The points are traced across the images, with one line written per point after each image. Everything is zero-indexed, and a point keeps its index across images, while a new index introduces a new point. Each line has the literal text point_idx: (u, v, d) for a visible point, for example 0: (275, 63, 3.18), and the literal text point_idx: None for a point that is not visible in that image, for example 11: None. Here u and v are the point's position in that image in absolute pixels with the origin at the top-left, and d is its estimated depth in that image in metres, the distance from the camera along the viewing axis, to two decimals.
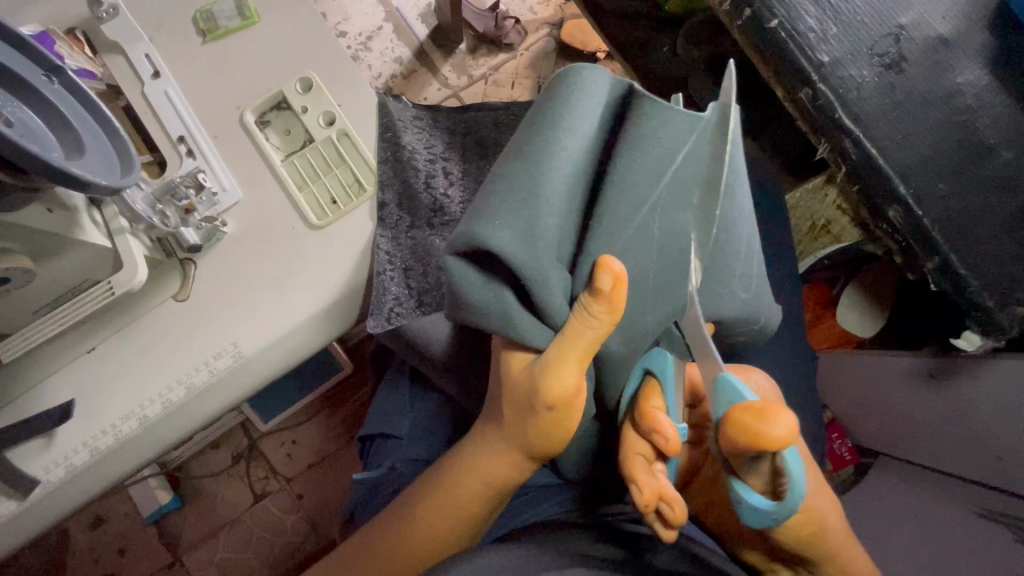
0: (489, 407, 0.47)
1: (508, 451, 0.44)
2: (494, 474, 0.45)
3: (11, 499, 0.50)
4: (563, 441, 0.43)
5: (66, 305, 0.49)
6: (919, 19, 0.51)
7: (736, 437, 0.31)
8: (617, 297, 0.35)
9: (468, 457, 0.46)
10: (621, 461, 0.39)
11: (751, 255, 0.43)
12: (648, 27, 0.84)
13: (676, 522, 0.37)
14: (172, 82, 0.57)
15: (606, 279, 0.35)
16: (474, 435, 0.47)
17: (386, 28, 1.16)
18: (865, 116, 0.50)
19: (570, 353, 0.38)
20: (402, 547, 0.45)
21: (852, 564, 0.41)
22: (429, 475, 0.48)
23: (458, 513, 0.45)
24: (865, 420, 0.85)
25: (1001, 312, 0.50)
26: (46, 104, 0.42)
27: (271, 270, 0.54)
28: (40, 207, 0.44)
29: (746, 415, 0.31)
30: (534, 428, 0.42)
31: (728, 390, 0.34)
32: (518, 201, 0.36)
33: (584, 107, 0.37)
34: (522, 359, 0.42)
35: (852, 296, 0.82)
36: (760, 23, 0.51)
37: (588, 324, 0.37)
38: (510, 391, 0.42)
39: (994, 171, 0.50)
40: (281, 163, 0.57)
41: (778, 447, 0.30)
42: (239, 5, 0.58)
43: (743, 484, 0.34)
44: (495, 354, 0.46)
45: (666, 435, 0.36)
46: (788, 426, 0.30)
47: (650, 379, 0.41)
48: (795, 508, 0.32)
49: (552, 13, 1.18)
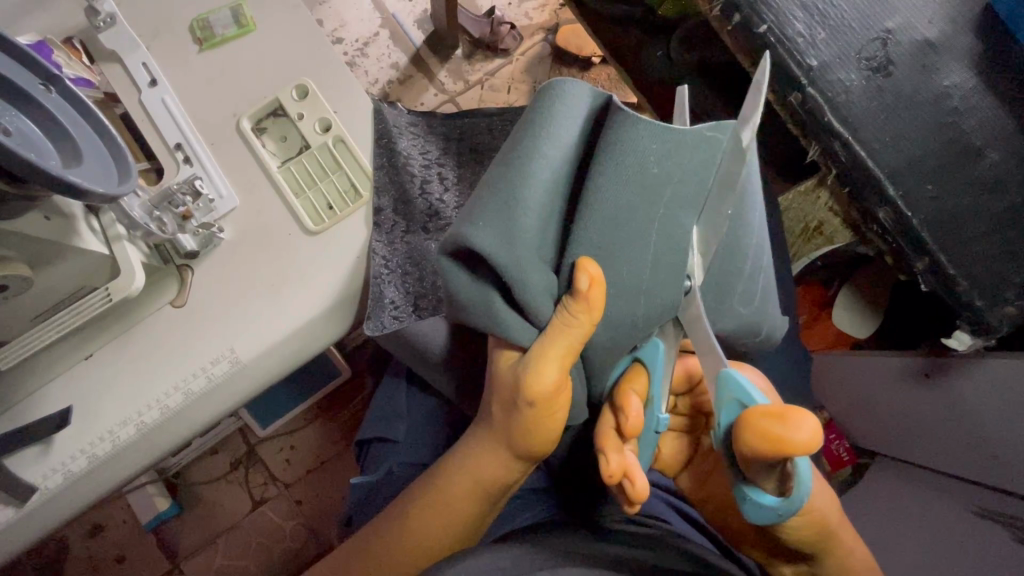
0: (483, 408, 0.47)
1: (499, 450, 0.44)
2: (485, 475, 0.45)
3: (8, 506, 0.50)
4: (548, 442, 0.42)
5: (63, 312, 0.49)
6: (906, 23, 0.52)
7: (755, 444, 0.31)
8: (597, 299, 0.36)
9: (463, 458, 0.46)
10: (595, 435, 0.39)
11: (753, 265, 0.43)
12: (641, 32, 0.85)
13: (637, 498, 0.36)
14: (168, 90, 0.57)
15: (588, 282, 0.36)
16: (468, 435, 0.47)
17: (381, 34, 1.17)
18: (853, 119, 0.51)
19: (552, 351, 0.38)
20: (398, 549, 0.45)
21: (853, 559, 0.41)
22: (424, 477, 0.48)
23: (451, 514, 0.45)
24: (860, 420, 0.85)
25: (990, 311, 0.51)
26: (42, 112, 0.42)
27: (268, 276, 0.55)
28: (38, 215, 0.44)
29: (767, 421, 0.31)
30: (521, 428, 0.41)
31: (736, 389, 0.34)
32: (510, 208, 0.37)
33: (565, 119, 0.38)
34: (509, 357, 0.42)
35: (847, 297, 0.81)
36: (751, 28, 0.52)
37: (570, 322, 0.37)
38: (499, 390, 0.43)
39: (982, 172, 0.51)
40: (277, 169, 0.57)
41: (802, 452, 0.30)
42: (235, 14, 0.58)
43: (755, 487, 0.34)
44: (488, 355, 0.46)
45: (630, 415, 0.37)
46: (812, 432, 0.30)
47: (637, 365, 0.41)
48: (800, 506, 0.33)
49: (547, 18, 1.19)
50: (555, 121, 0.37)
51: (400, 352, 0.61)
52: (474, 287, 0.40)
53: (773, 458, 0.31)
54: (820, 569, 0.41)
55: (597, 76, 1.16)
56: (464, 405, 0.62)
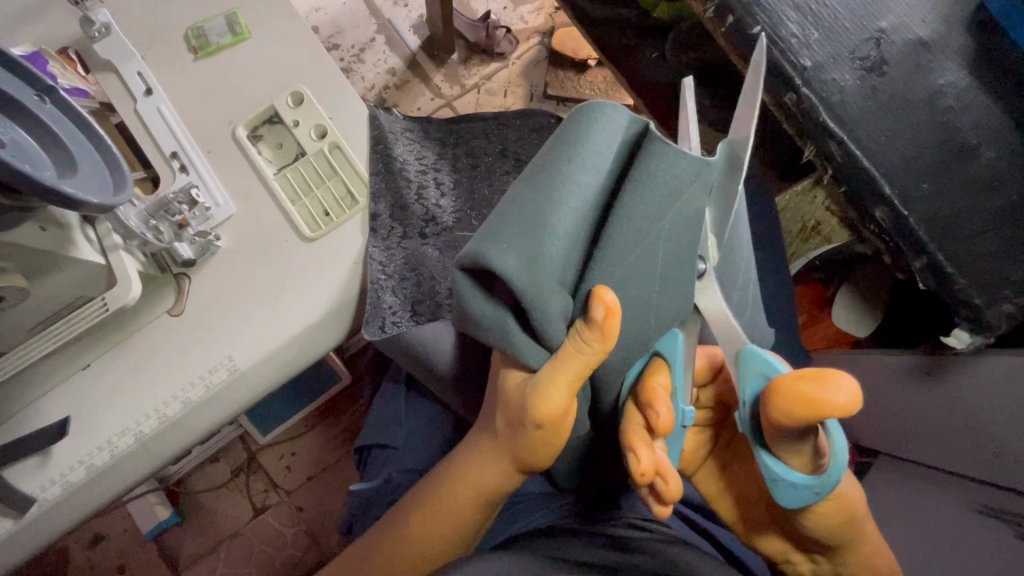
0: (485, 419, 0.47)
1: (502, 461, 0.44)
2: (486, 485, 0.45)
3: (7, 518, 0.50)
4: (549, 457, 0.42)
5: (60, 323, 0.49)
6: (899, 23, 0.52)
7: (793, 409, 0.30)
8: (610, 329, 0.36)
9: (464, 470, 0.45)
10: (622, 431, 0.38)
11: (744, 284, 0.44)
12: (637, 34, 0.85)
13: (670, 498, 0.36)
14: (164, 99, 0.57)
15: (605, 313, 0.36)
16: (468, 445, 0.47)
17: (378, 40, 1.17)
18: (849, 119, 0.51)
19: (561, 373, 0.38)
20: (402, 560, 0.45)
21: (874, 555, 0.41)
22: (422, 487, 0.47)
23: (453, 524, 0.45)
24: (864, 419, 0.85)
25: (989, 309, 0.50)
26: (37, 123, 0.42)
27: (264, 287, 0.55)
28: (33, 226, 0.44)
29: (803, 384, 0.30)
30: (522, 441, 0.41)
31: (768, 365, 0.34)
32: (534, 232, 0.37)
33: (601, 145, 0.39)
34: (517, 376, 0.42)
35: (845, 296, 0.82)
36: (744, 29, 0.52)
37: (582, 347, 0.37)
38: (503, 402, 0.42)
39: (978, 170, 0.50)
40: (274, 176, 0.58)
41: (839, 414, 0.29)
42: (229, 22, 0.59)
43: (784, 462, 0.34)
44: (493, 369, 0.46)
45: (660, 415, 0.36)
46: (852, 392, 0.30)
47: (658, 360, 0.40)
48: (838, 484, 0.33)
49: (543, 22, 1.19)
50: (583, 147, 0.39)
51: (403, 357, 0.60)
52: (473, 290, 0.40)
53: (810, 423, 0.30)
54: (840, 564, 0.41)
55: (594, 79, 1.16)
56: (465, 410, 0.61)
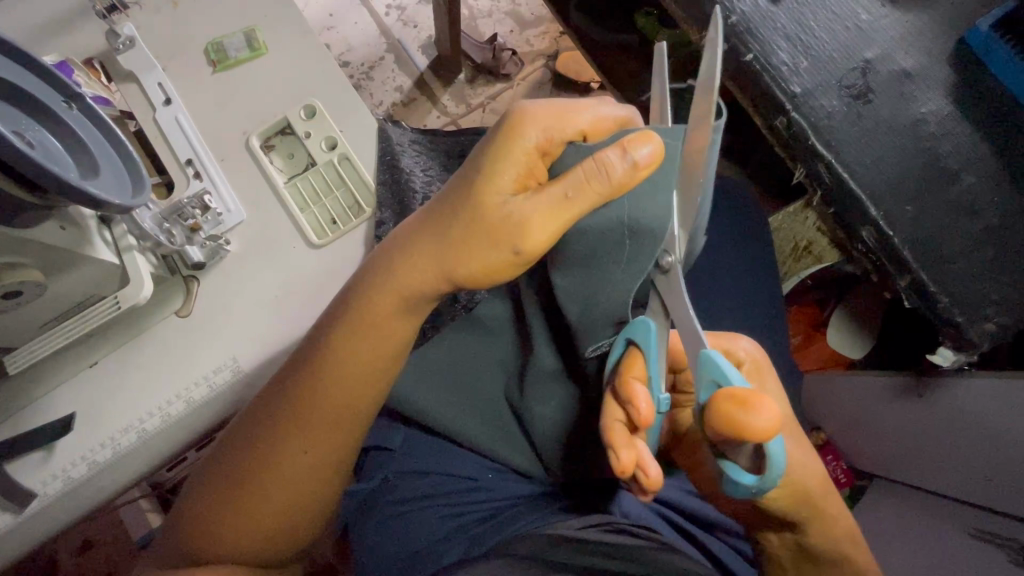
0: (382, 330, 0.42)
1: (443, 236, 0.39)
2: (433, 253, 0.39)
3: (7, 512, 0.51)
4: (537, 244, 0.36)
5: (73, 320, 0.52)
6: (884, 54, 0.55)
7: (716, 424, 0.31)
8: (645, 171, 0.34)
9: (338, 348, 0.42)
10: (601, 429, 0.38)
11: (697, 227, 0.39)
12: (637, 59, 0.89)
13: (650, 488, 0.35)
14: (182, 109, 0.59)
15: (638, 145, 0.34)
16: (434, 198, 0.42)
17: (387, 59, 1.21)
18: (836, 142, 0.53)
19: (418, 252, 0.40)
20: (263, 494, 0.44)
21: (836, 527, 0.42)
22: (374, 260, 0.43)
23: (343, 423, 0.44)
24: (854, 441, 0.80)
25: (972, 328, 0.52)
26: (64, 127, 0.45)
27: (270, 287, 0.57)
28: (54, 224, 0.45)
29: (730, 404, 0.30)
30: (465, 232, 0.38)
31: (714, 367, 0.34)
32: None
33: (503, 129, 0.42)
34: (431, 255, 0.39)
35: (841, 319, 0.82)
36: (738, 56, 0.55)
37: (558, 116, 0.38)
38: (355, 291, 0.43)
39: (958, 194, 0.53)
40: (284, 185, 0.60)
41: (758, 438, 0.30)
42: (248, 37, 0.61)
43: (731, 463, 0.34)
44: (439, 287, 0.41)
45: (639, 407, 0.35)
46: (773, 417, 0.30)
47: (632, 349, 0.40)
48: (776, 485, 0.32)
49: (547, 45, 1.23)
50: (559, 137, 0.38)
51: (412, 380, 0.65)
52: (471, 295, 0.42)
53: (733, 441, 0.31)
54: (807, 541, 0.42)
55: None
56: None
